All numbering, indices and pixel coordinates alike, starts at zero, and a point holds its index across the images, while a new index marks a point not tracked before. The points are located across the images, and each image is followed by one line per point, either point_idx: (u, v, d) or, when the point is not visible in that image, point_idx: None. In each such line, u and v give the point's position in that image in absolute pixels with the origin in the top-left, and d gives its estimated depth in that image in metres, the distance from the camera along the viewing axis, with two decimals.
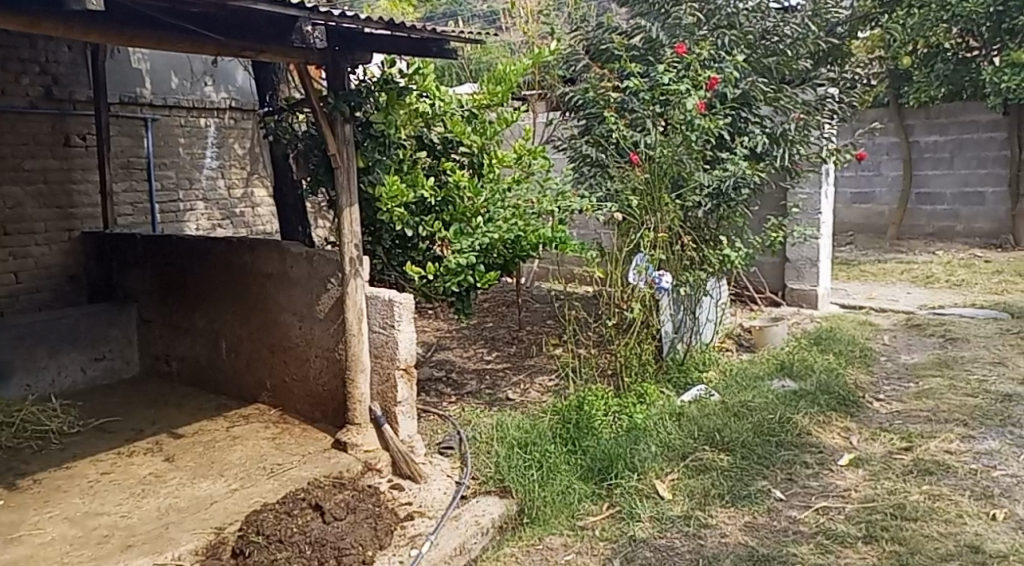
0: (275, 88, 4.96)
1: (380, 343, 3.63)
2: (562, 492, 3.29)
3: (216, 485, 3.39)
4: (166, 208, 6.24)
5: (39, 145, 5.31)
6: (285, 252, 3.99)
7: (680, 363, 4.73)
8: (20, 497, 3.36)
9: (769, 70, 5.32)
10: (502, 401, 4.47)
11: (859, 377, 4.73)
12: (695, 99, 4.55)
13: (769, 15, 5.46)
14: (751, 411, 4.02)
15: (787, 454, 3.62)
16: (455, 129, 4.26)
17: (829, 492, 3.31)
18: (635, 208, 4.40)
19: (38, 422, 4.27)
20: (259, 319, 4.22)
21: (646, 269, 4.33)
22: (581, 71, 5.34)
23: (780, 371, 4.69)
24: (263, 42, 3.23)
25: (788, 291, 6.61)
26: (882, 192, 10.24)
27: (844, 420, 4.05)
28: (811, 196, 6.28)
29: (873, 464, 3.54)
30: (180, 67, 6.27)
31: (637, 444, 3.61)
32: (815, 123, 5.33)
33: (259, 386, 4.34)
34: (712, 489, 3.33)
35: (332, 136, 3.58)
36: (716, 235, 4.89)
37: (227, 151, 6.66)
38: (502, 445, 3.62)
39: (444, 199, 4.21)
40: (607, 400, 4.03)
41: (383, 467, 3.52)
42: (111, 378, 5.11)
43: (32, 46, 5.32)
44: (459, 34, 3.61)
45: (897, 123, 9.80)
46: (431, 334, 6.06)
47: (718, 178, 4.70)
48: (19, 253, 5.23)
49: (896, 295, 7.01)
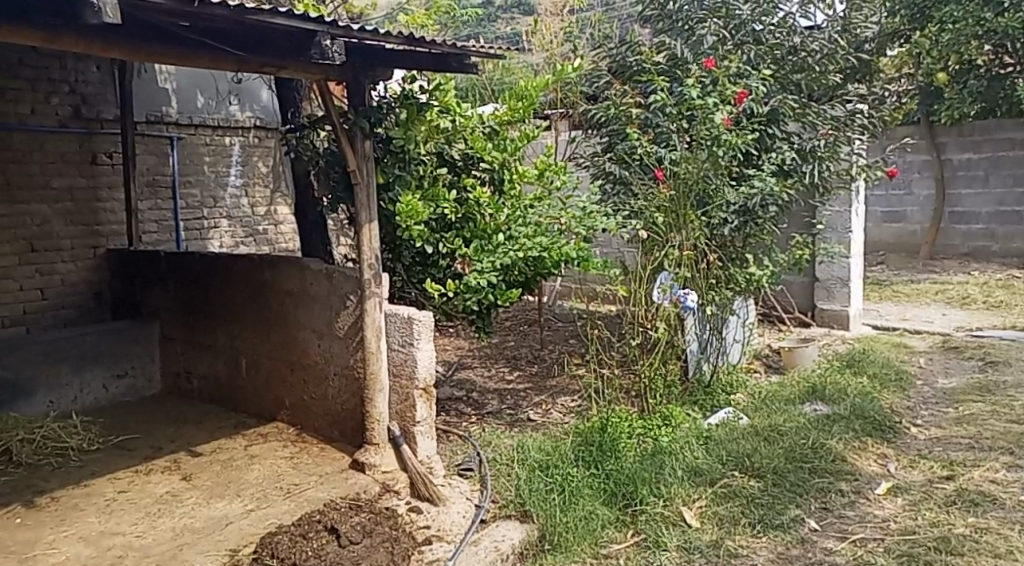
0: (297, 105, 5.01)
1: (398, 361, 3.57)
2: (585, 518, 3.17)
3: (231, 505, 3.33)
4: (190, 225, 6.26)
5: (66, 164, 5.35)
6: (305, 269, 3.95)
7: (706, 385, 4.62)
8: (37, 515, 3.32)
9: (796, 86, 5.25)
10: (524, 422, 4.37)
11: (894, 401, 4.57)
12: (723, 114, 4.45)
13: (796, 32, 5.37)
14: (782, 435, 3.90)
15: (821, 482, 3.48)
16: (476, 145, 4.23)
17: (867, 522, 3.17)
18: (660, 227, 4.29)
19: (58, 438, 4.24)
20: (279, 336, 4.18)
21: (670, 288, 4.25)
22: (603, 88, 5.27)
23: (812, 394, 4.54)
24: (282, 57, 3.22)
25: (819, 312, 6.46)
26: (914, 211, 10.06)
27: (880, 447, 3.90)
28: (840, 213, 6.20)
29: (912, 493, 3.40)
30: (206, 86, 6.31)
31: (662, 469, 3.51)
32: (845, 139, 5.20)
33: (278, 404, 4.29)
34: (742, 517, 3.21)
35: (352, 152, 3.56)
36: (742, 254, 4.78)
37: (251, 169, 6.68)
38: (524, 468, 3.54)
39: (465, 215, 4.16)
40: (631, 422, 3.93)
41: (400, 489, 3.44)
42: (133, 395, 5.10)
43: (62, 67, 5.39)
44: (480, 49, 3.58)
45: (929, 140, 9.60)
46: (452, 353, 5.99)
47: (746, 195, 4.60)
48: (45, 270, 5.25)
49: (930, 316, 6.83)
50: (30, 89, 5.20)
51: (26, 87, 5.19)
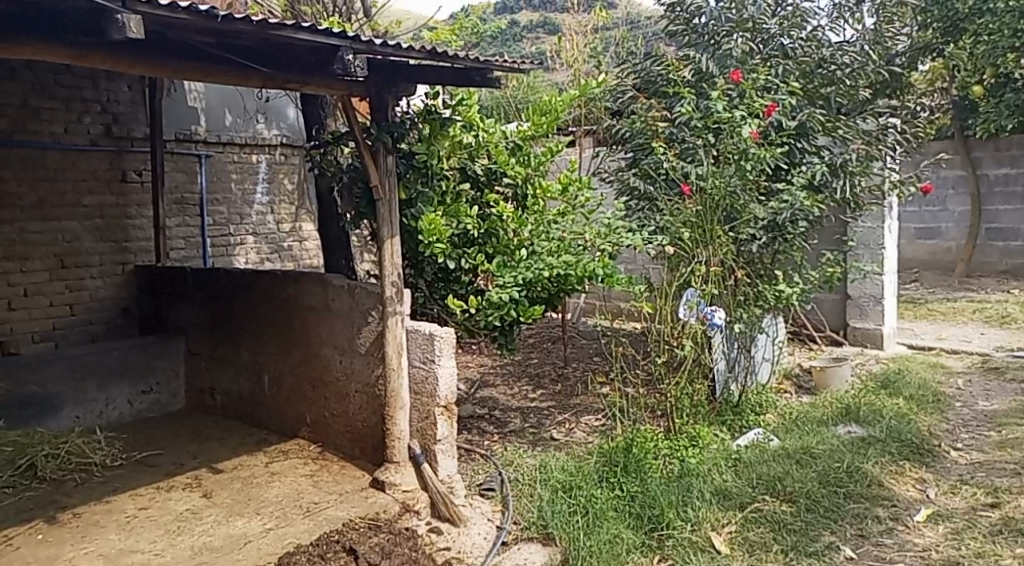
0: (322, 122, 5.01)
1: (420, 378, 3.52)
2: (609, 542, 3.04)
3: (250, 524, 3.28)
4: (217, 242, 6.29)
5: (97, 181, 5.40)
6: (327, 284, 3.92)
7: (735, 406, 4.52)
8: (59, 531, 3.31)
9: (827, 100, 5.19)
10: (547, 441, 4.29)
11: (932, 423, 4.41)
12: (751, 127, 4.38)
13: (825, 45, 5.30)
14: (816, 458, 3.77)
15: (856, 508, 3.36)
16: (499, 159, 4.19)
17: (907, 551, 3.04)
18: (687, 242, 4.23)
19: (82, 453, 4.24)
20: (301, 352, 4.15)
21: (697, 304, 4.14)
22: (628, 103, 5.22)
23: (845, 415, 4.40)
24: (307, 73, 3.24)
25: (851, 330, 6.31)
26: (950, 228, 9.85)
27: (918, 471, 3.77)
28: (872, 230, 6.05)
29: (955, 521, 3.27)
30: (234, 105, 6.37)
31: (690, 492, 3.42)
32: (877, 154, 5.11)
33: (300, 420, 4.26)
34: (773, 544, 3.09)
35: (375, 168, 3.58)
36: (771, 270, 4.67)
37: (277, 187, 6.71)
38: (547, 489, 3.46)
39: (487, 231, 4.11)
40: (657, 442, 3.84)
41: (421, 509, 3.38)
42: (157, 412, 5.10)
43: (94, 87, 5.44)
44: (504, 62, 3.54)
45: (964, 156, 9.39)
46: (474, 370, 5.93)
47: (774, 210, 4.51)
48: (74, 286, 5.29)
49: (969, 335, 6.65)
50: (64, 109, 5.27)
51: (60, 107, 5.25)
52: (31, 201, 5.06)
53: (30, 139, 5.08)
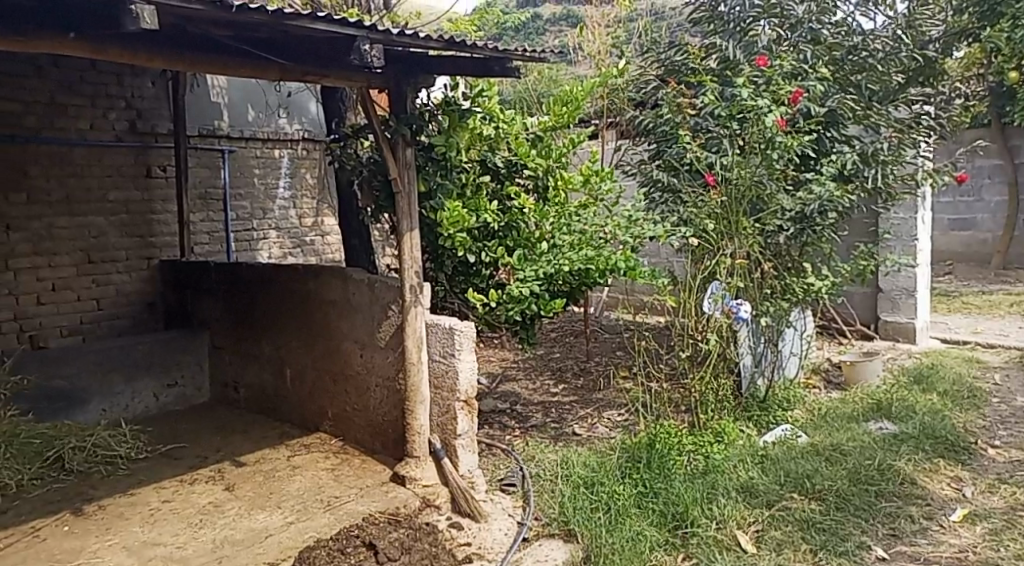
0: (343, 116, 4.98)
1: (440, 372, 3.49)
2: (633, 539, 2.99)
3: (272, 517, 3.27)
4: (240, 236, 6.31)
5: (122, 177, 5.43)
6: (347, 279, 3.90)
7: (761, 401, 4.43)
8: (84, 523, 3.32)
9: (858, 87, 5.06)
10: (568, 436, 4.24)
11: (968, 420, 4.29)
12: (775, 115, 4.26)
13: (856, 32, 5.21)
14: (846, 455, 3.67)
15: (889, 507, 3.26)
16: (519, 151, 4.15)
17: (942, 553, 2.94)
18: (711, 234, 4.15)
19: (108, 446, 4.26)
20: (322, 346, 4.14)
21: (723, 298, 4.08)
22: (652, 92, 5.12)
23: (877, 411, 4.30)
24: (325, 67, 3.20)
25: (882, 324, 6.18)
26: (986, 219, 9.63)
27: (954, 468, 3.66)
28: (905, 221, 5.92)
29: (993, 521, 3.16)
30: (256, 100, 6.37)
31: (714, 490, 3.34)
32: (909, 142, 4.98)
33: (321, 414, 4.25)
34: (803, 544, 3.01)
35: (393, 161, 3.54)
36: (799, 263, 4.56)
37: (299, 181, 6.68)
38: (568, 484, 3.41)
39: (509, 224, 4.08)
40: (681, 438, 3.77)
41: (441, 503, 3.35)
42: (183, 405, 5.13)
43: (119, 83, 5.45)
44: (524, 52, 3.46)
45: (1002, 144, 9.19)
46: (496, 364, 5.89)
47: (802, 201, 4.38)
48: (101, 281, 5.33)
49: (1005, 329, 6.48)
50: (88, 105, 5.29)
51: (86, 103, 5.27)
52: (58, 196, 5.09)
53: (56, 135, 5.11)
